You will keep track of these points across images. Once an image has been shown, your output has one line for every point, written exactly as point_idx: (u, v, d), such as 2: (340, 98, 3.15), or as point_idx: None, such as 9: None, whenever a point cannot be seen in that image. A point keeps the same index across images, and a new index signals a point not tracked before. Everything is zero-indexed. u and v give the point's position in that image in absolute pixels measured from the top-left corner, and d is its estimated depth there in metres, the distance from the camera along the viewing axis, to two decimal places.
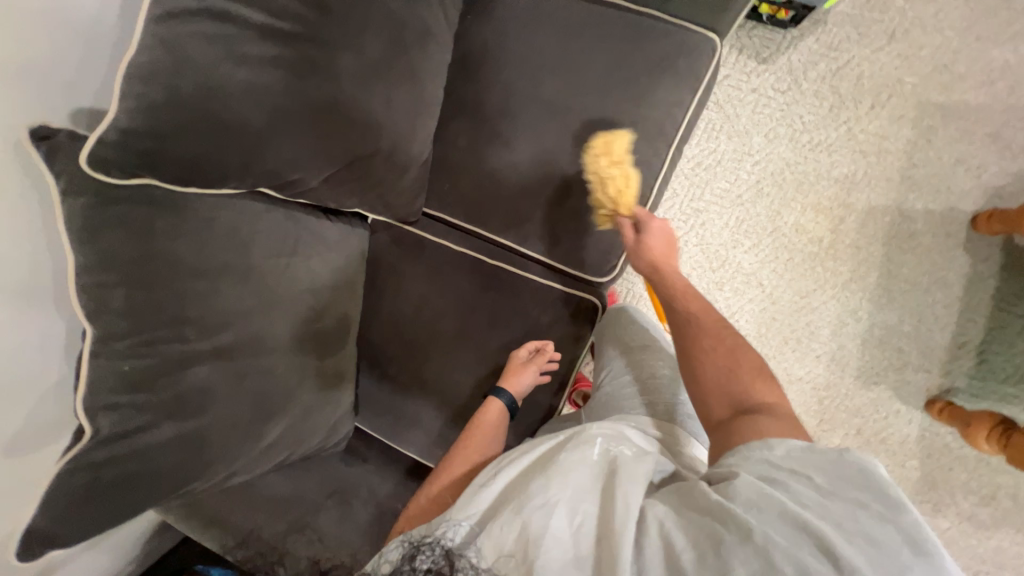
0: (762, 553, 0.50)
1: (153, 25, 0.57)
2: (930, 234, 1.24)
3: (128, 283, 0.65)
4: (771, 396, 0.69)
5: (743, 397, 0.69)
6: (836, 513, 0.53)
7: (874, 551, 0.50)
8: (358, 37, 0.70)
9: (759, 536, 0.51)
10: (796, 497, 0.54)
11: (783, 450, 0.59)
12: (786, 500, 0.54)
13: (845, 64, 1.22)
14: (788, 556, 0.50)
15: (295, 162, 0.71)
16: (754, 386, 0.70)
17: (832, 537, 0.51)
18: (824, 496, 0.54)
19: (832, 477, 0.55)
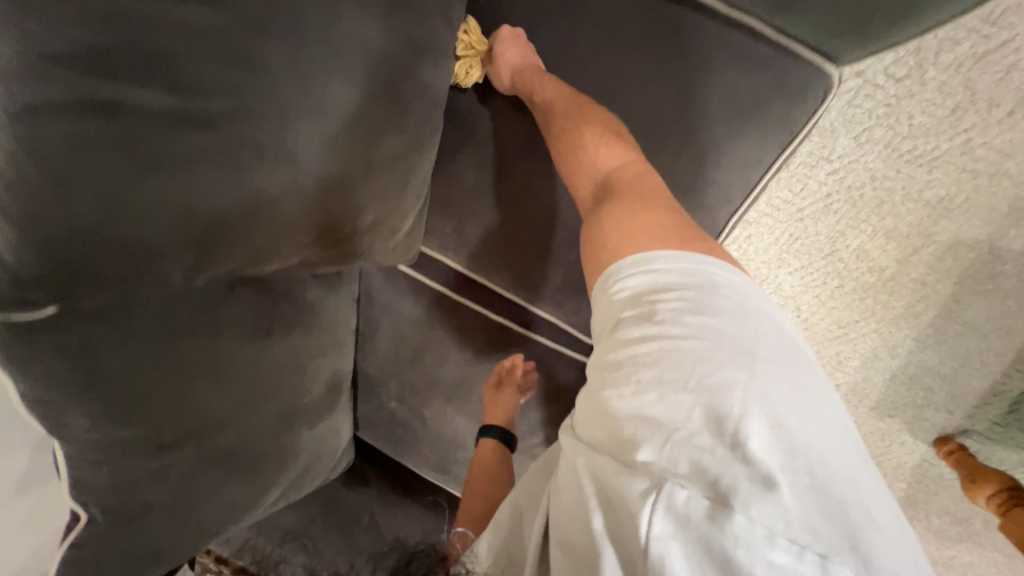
0: (614, 464, 0.47)
1: (13, 129, 0.39)
2: (1016, 278, 1.05)
3: (81, 402, 0.57)
4: (625, 159, 0.63)
5: (596, 169, 0.63)
6: (666, 359, 0.48)
7: (714, 388, 0.46)
8: (318, 95, 0.49)
9: (610, 451, 0.48)
10: (626, 364, 0.50)
11: (618, 296, 0.54)
12: (618, 381, 0.50)
13: (997, 48, 0.90)
14: (639, 443, 0.46)
15: (254, 259, 0.56)
16: (602, 150, 0.63)
17: (672, 407, 0.47)
18: (661, 340, 0.49)
19: (661, 310, 0.50)
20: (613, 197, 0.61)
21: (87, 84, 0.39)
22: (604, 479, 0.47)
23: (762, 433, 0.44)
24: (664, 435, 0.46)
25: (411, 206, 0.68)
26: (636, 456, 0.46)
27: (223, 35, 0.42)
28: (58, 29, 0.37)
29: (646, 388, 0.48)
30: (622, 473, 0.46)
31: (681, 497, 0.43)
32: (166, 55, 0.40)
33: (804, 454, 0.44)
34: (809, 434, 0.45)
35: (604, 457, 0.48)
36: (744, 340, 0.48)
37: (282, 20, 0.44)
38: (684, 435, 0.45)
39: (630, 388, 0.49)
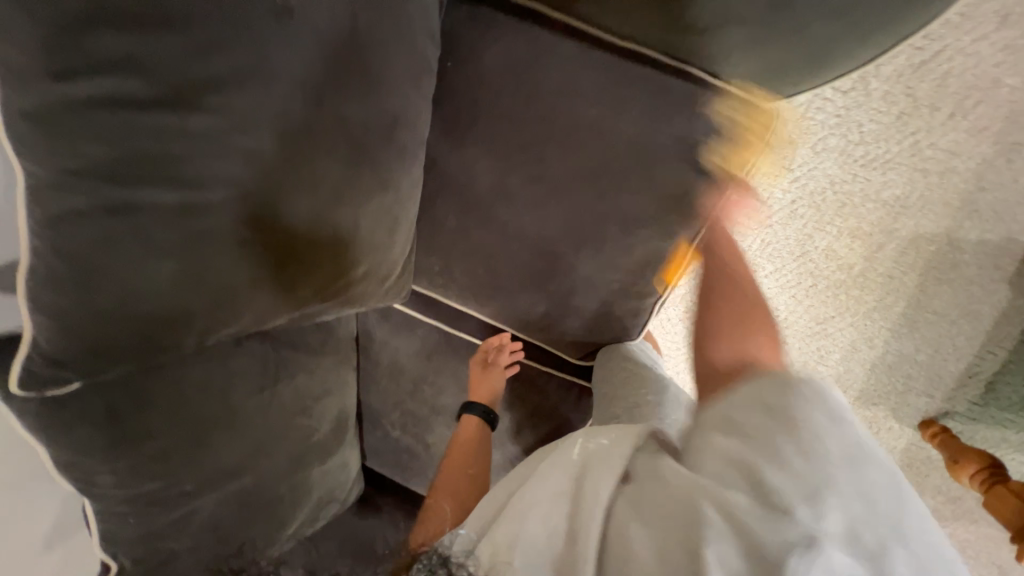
0: (721, 512, 0.48)
1: (45, 232, 0.45)
2: (975, 265, 1.11)
3: (106, 462, 0.62)
4: (734, 353, 0.70)
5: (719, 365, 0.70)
6: (787, 442, 0.52)
7: (830, 492, 0.48)
8: (306, 174, 0.54)
9: (715, 496, 0.49)
10: (751, 437, 0.54)
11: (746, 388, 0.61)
12: (738, 445, 0.54)
13: (931, 58, 0.97)
14: (752, 504, 0.48)
15: (260, 317, 0.62)
16: (736, 344, 0.71)
17: (779, 489, 0.49)
18: (775, 436, 0.54)
19: (789, 406, 0.56)
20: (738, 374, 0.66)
21: (107, 190, 0.45)
22: (711, 514, 0.48)
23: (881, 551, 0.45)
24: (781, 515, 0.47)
25: (399, 254, 0.74)
26: (748, 509, 0.48)
27: (219, 136, 0.47)
28: (76, 147, 0.43)
29: (760, 458, 0.52)
30: (728, 519, 0.48)
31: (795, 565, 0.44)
32: (172, 159, 0.46)
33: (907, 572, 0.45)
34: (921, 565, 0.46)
35: (712, 498, 0.49)
36: (852, 458, 0.52)
37: (269, 115, 0.49)
38: (796, 506, 0.47)
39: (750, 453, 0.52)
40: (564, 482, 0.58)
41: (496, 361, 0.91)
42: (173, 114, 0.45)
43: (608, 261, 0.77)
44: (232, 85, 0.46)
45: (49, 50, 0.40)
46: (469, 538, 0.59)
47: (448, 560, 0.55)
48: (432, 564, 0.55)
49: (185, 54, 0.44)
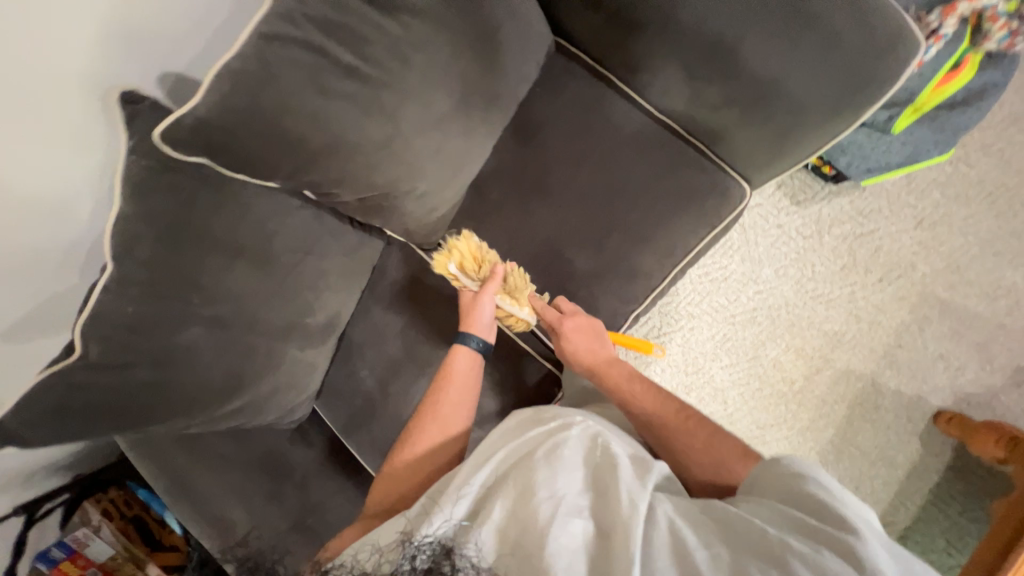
0: (813, 565, 0.52)
1: (258, 41, 0.64)
2: (893, 413, 1.29)
3: (156, 240, 0.71)
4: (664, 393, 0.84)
5: (643, 401, 0.83)
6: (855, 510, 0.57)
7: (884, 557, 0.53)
8: (428, 93, 0.76)
9: (816, 552, 0.53)
10: (810, 500, 0.59)
11: (788, 474, 0.64)
12: (826, 518, 0.57)
13: (868, 233, 1.29)
14: (838, 557, 0.53)
15: (340, 179, 0.77)
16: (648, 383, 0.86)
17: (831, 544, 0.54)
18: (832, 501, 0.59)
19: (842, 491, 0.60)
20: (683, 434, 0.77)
21: (312, 34, 0.66)
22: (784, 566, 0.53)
23: None
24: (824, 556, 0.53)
25: (449, 196, 0.92)
26: (832, 551, 0.53)
27: (395, 38, 0.70)
28: (313, 1, 0.65)
29: (844, 517, 0.56)
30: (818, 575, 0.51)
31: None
32: (361, 36, 0.68)
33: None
34: None
35: (793, 550, 0.53)
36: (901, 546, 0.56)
37: (428, 45, 0.72)
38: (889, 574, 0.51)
39: (854, 531, 0.54)
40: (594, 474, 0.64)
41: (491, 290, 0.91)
42: (380, 12, 0.68)
43: (604, 264, 0.96)
44: (420, 17, 0.70)
45: None
46: (469, 530, 0.61)
47: (451, 552, 0.58)
48: (434, 553, 0.58)
49: None
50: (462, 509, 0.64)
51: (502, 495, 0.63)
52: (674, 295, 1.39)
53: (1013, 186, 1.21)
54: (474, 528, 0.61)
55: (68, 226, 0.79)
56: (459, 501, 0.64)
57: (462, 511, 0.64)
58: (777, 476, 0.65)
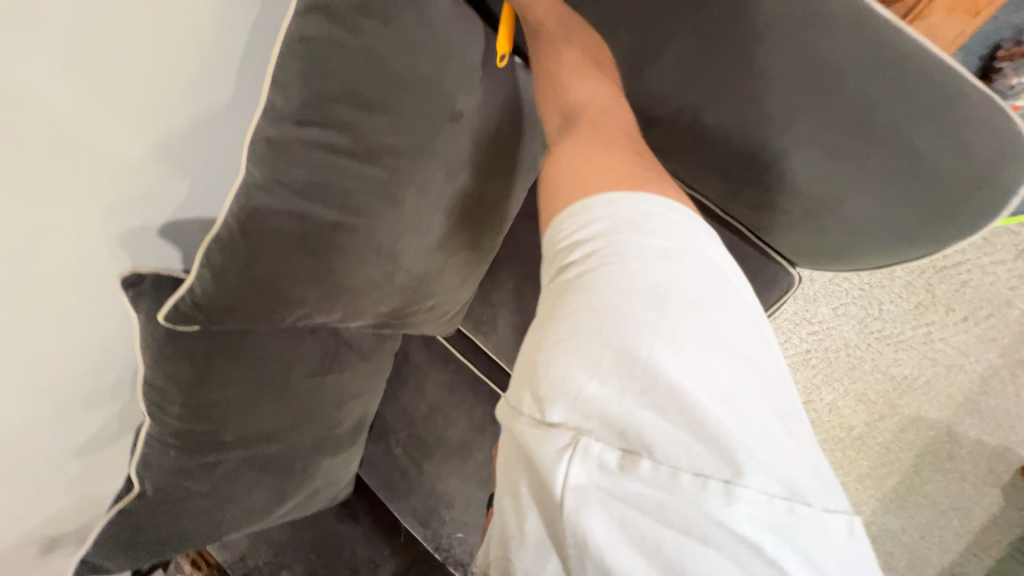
0: (602, 463, 0.42)
1: (242, 214, 0.61)
2: (971, 464, 1.15)
3: (182, 398, 0.74)
4: (600, 94, 0.57)
5: (568, 109, 0.57)
6: (673, 313, 0.43)
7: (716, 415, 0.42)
8: (428, 223, 0.70)
9: (595, 453, 0.42)
10: (603, 298, 0.44)
11: (561, 243, 0.50)
12: (644, 357, 0.43)
13: (952, 266, 1.11)
14: (608, 440, 0.42)
15: (348, 317, 0.76)
16: (575, 82, 0.57)
17: (654, 412, 0.42)
18: (643, 289, 0.44)
19: (645, 247, 0.46)
20: (582, 126, 0.55)
21: (294, 198, 0.61)
22: (592, 381, 0.43)
23: (741, 447, 0.41)
24: (636, 425, 0.42)
25: (462, 297, 0.88)
26: (605, 400, 0.42)
27: (383, 184, 0.63)
28: (290, 168, 0.59)
29: (651, 356, 0.42)
30: (626, 468, 0.41)
31: (677, 500, 0.40)
32: (346, 191, 0.62)
33: (806, 479, 0.42)
34: (782, 435, 0.43)
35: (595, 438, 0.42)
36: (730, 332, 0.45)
37: (418, 178, 0.65)
38: (714, 438, 0.41)
39: (635, 358, 0.42)
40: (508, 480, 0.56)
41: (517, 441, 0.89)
42: (362, 162, 0.61)
43: None
44: (407, 155, 0.63)
45: (305, 104, 0.57)
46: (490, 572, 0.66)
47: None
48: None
49: (385, 127, 0.60)
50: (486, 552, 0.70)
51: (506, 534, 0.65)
52: None
53: None
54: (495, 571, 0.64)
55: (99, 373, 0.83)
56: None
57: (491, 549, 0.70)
58: (559, 235, 0.50)
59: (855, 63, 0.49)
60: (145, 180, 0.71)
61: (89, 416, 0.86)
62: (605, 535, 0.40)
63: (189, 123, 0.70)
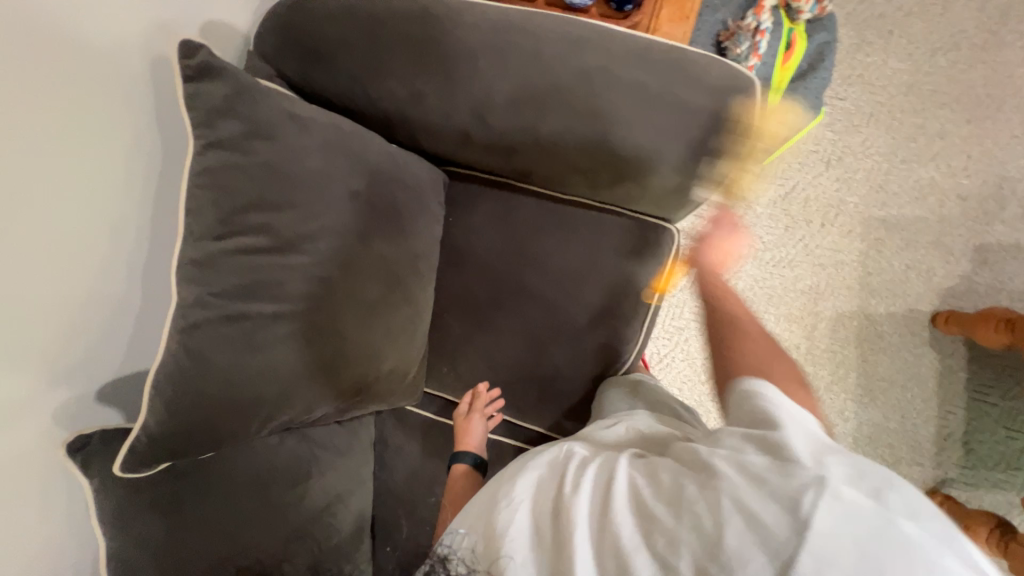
0: (748, 470, 0.50)
1: (181, 336, 0.65)
2: (897, 335, 1.32)
3: (156, 558, 0.69)
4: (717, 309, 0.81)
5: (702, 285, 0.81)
6: (805, 437, 0.52)
7: (858, 518, 0.44)
8: (358, 290, 0.78)
9: (749, 458, 0.51)
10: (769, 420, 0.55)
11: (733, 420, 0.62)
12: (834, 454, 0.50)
13: (792, 190, 1.35)
14: (769, 463, 0.50)
15: (310, 406, 0.77)
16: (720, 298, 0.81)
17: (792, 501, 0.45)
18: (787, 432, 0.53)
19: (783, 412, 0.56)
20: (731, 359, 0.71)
21: (227, 304, 0.67)
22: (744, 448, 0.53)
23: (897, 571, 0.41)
24: (787, 504, 0.45)
25: (416, 356, 0.93)
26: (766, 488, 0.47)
27: (306, 267, 0.71)
28: (221, 280, 0.66)
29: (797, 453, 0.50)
30: (768, 552, 0.44)
31: (811, 544, 0.43)
32: (274, 283, 0.69)
33: None
34: None
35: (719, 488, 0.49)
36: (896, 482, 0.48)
37: (339, 254, 0.74)
38: (845, 511, 0.44)
39: (780, 456, 0.50)
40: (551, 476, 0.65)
41: (477, 410, 1.00)
42: (281, 254, 0.69)
43: (582, 344, 0.99)
44: (319, 237, 0.72)
45: (221, 223, 0.66)
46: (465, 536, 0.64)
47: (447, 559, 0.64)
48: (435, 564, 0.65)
49: (296, 220, 0.69)
50: (460, 522, 0.67)
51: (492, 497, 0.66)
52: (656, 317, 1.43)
53: (890, 98, 1.30)
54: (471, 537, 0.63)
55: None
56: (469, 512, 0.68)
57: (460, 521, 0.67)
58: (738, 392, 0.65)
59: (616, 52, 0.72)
60: (73, 351, 0.71)
61: None
62: (728, 521, 0.47)
63: (109, 283, 0.74)
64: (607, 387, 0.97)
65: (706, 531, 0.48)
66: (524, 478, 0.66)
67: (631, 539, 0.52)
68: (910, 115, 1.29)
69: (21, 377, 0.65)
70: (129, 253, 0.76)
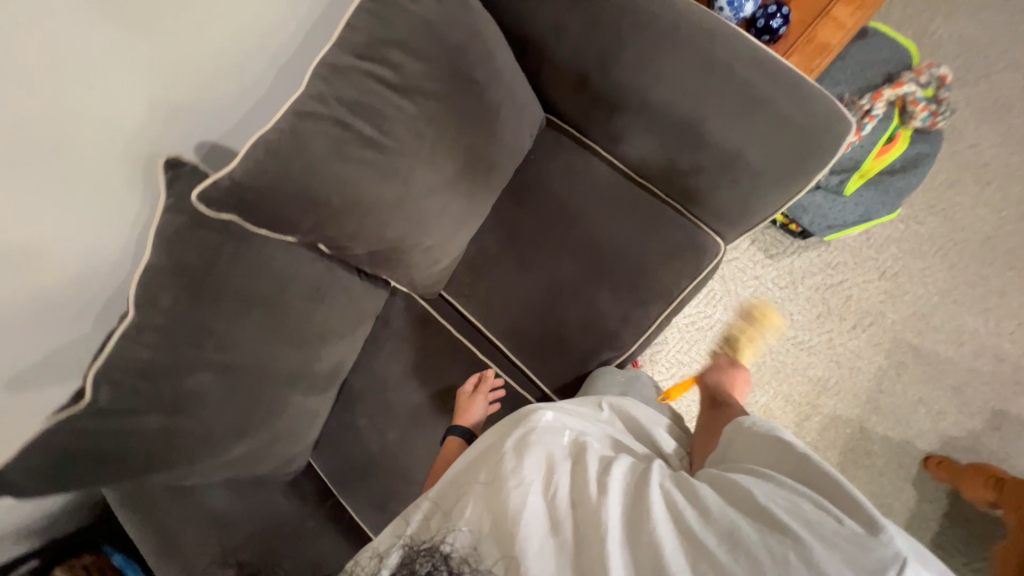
0: (801, 517, 0.59)
1: (293, 117, 0.75)
2: (884, 459, 1.31)
3: (179, 289, 0.76)
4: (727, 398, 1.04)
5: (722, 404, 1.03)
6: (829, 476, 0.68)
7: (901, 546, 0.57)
8: (438, 159, 0.86)
9: (800, 508, 0.61)
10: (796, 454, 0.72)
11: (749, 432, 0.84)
12: None
13: (838, 284, 1.38)
14: (820, 514, 0.60)
15: (353, 236, 0.85)
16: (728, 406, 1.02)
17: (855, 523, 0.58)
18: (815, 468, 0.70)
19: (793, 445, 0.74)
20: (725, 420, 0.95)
21: (339, 110, 0.76)
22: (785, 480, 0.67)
23: None
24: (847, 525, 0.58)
25: (451, 249, 1.00)
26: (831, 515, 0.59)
27: (410, 117, 0.81)
28: (344, 87, 0.76)
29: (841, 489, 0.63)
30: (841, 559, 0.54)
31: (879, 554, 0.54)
32: (380, 114, 0.79)
33: None
34: None
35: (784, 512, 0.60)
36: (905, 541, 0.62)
37: (439, 121, 0.83)
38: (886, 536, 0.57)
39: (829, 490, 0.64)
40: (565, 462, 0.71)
41: (481, 390, 1.04)
42: (397, 95, 0.79)
43: (595, 311, 1.04)
44: (431, 97, 0.81)
45: (366, 46, 0.77)
46: (468, 535, 0.65)
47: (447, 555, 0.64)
48: (434, 561, 0.64)
49: (423, 73, 0.80)
50: (462, 518, 0.68)
51: (500, 475, 0.69)
52: (664, 344, 1.46)
53: (963, 240, 1.33)
54: (482, 525, 0.65)
55: (89, 278, 0.84)
56: (474, 504, 0.67)
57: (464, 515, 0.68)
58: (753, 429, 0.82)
59: (742, 52, 0.79)
60: (200, 100, 0.84)
61: (60, 330, 0.84)
62: (804, 535, 0.57)
63: (251, 65, 0.87)
64: (600, 374, 1.02)
65: (777, 545, 0.56)
66: (535, 459, 0.70)
67: (672, 549, 0.58)
68: (977, 263, 1.32)
69: (156, 80, 0.77)
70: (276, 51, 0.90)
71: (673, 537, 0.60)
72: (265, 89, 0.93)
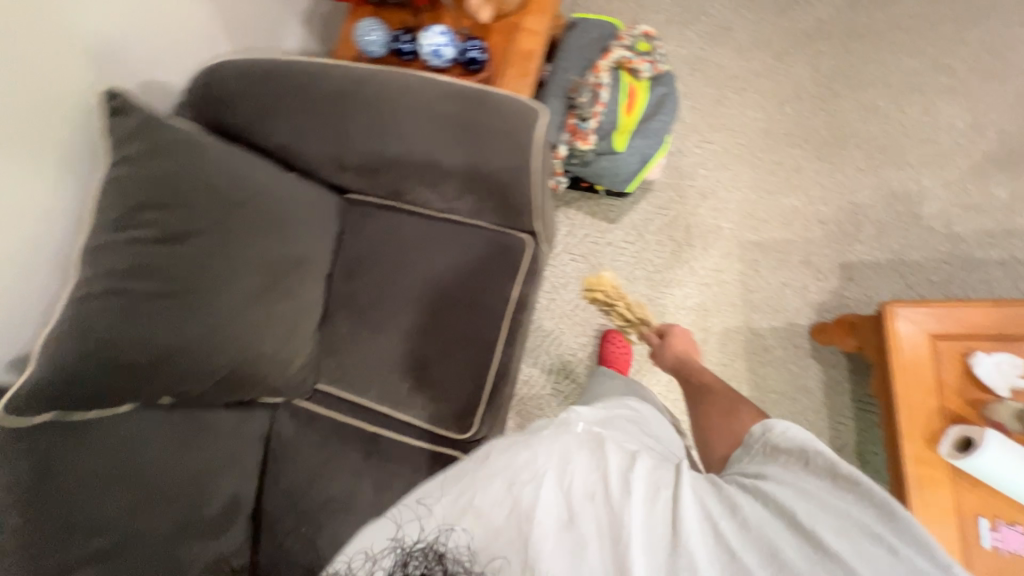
0: (846, 541, 0.57)
1: (74, 305, 0.81)
2: (781, 347, 1.41)
3: (21, 505, 0.78)
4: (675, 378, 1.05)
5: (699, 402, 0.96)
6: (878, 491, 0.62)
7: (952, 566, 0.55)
8: (236, 280, 0.94)
9: (844, 531, 0.58)
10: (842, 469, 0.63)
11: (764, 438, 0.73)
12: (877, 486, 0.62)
13: (674, 219, 1.52)
14: (866, 539, 0.57)
15: (183, 378, 0.90)
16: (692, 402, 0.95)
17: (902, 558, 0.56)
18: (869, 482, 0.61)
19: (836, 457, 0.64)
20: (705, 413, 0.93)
21: (115, 281, 0.83)
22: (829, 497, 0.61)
23: None
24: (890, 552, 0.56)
25: (298, 346, 1.06)
26: (871, 541, 0.57)
27: (187, 258, 0.88)
28: (112, 259, 0.83)
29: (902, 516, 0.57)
30: None
31: None
32: (157, 267, 0.86)
33: None
34: None
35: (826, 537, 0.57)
36: None
37: (220, 250, 0.92)
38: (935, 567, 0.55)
39: (885, 516, 0.58)
40: (583, 459, 0.69)
41: None
42: (168, 245, 0.87)
43: (448, 340, 1.11)
44: (201, 234, 0.90)
45: (121, 218, 0.85)
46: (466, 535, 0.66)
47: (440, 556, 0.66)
48: (427, 561, 0.66)
49: (182, 218, 0.88)
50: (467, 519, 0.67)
51: (516, 474, 0.67)
52: (563, 334, 1.54)
53: (749, 141, 1.52)
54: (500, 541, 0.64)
55: None
56: (481, 500, 0.67)
57: (479, 510, 0.67)
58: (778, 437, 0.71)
59: (436, 93, 0.93)
60: None
61: None
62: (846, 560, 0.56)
63: (26, 266, 0.91)
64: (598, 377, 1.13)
65: (808, 560, 0.57)
66: (551, 475, 0.67)
67: (707, 563, 0.58)
68: (769, 154, 1.50)
69: None
70: (49, 245, 0.94)
71: (706, 547, 0.59)
72: (53, 279, 0.96)
